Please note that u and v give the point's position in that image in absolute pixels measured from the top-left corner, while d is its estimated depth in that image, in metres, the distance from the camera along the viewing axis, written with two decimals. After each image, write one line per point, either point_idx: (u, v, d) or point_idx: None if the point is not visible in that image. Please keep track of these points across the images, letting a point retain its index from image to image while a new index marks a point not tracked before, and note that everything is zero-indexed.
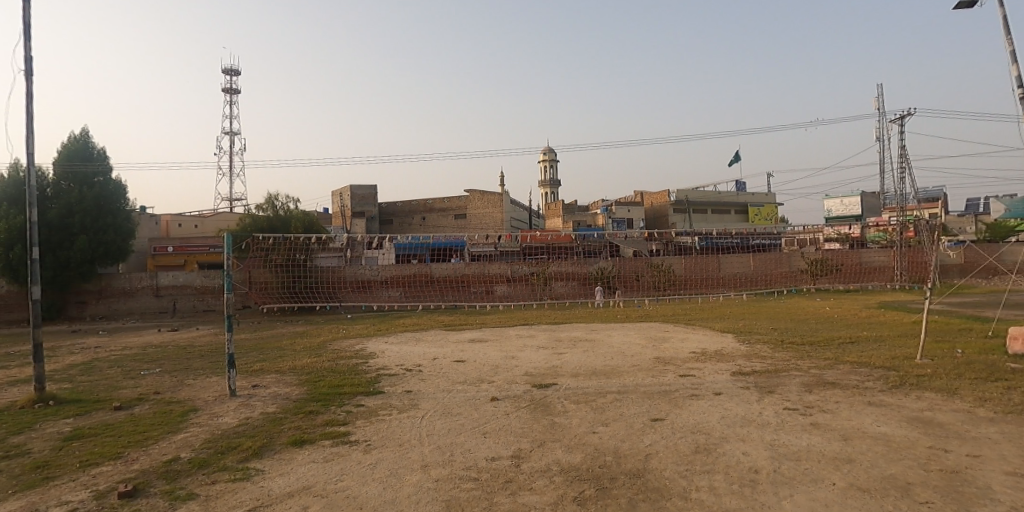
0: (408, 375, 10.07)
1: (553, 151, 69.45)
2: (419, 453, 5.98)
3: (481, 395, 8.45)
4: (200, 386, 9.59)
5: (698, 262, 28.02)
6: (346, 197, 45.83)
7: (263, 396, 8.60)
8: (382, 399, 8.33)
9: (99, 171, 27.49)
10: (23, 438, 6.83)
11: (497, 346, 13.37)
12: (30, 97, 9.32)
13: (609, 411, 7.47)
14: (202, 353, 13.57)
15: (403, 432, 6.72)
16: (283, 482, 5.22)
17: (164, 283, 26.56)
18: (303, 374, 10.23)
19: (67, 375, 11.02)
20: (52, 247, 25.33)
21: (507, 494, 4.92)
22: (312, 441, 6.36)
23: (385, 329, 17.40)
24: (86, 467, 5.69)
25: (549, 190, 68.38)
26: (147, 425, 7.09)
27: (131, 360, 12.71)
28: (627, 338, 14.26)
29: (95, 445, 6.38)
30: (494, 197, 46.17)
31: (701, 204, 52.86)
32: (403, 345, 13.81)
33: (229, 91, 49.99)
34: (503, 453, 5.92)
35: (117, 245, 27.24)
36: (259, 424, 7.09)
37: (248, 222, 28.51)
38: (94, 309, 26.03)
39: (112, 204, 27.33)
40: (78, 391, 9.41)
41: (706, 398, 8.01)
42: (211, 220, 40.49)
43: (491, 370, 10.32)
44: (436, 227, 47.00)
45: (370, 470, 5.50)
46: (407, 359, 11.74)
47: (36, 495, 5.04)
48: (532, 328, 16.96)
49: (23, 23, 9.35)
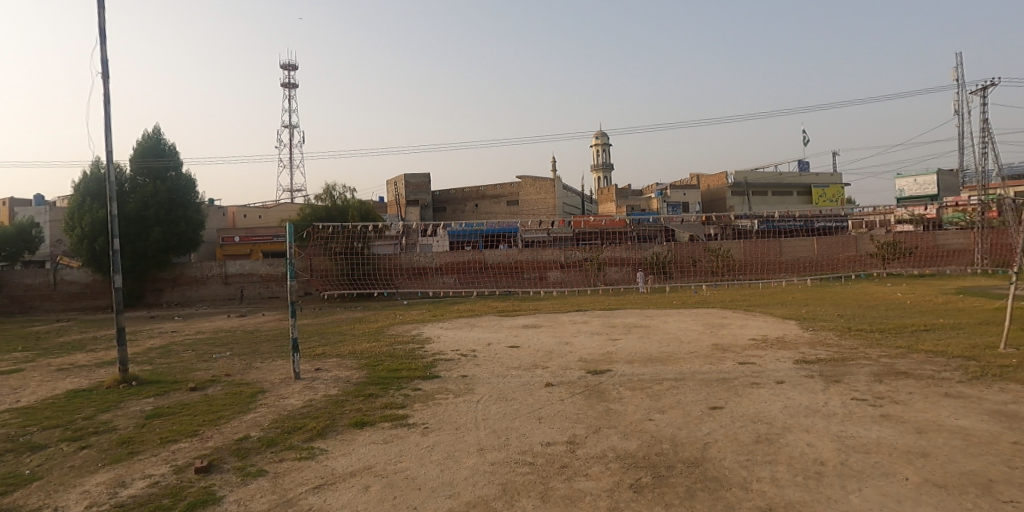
0: (463, 359, 10.22)
1: (606, 136, 68.25)
2: (475, 436, 6.08)
3: (536, 380, 8.47)
4: (267, 368, 10.06)
5: (758, 245, 27.05)
6: (400, 186, 46.63)
7: (326, 379, 8.92)
8: (438, 383, 8.48)
9: (171, 166, 29.09)
10: (110, 415, 7.36)
11: (550, 331, 13.38)
12: (106, 97, 9.89)
13: (665, 399, 7.33)
14: (268, 338, 14.24)
15: (461, 415, 6.84)
16: (345, 462, 5.41)
17: (232, 271, 27.82)
18: (362, 357, 10.57)
19: (149, 358, 11.78)
20: (130, 238, 27.06)
21: (563, 479, 4.93)
22: (372, 423, 6.57)
23: (440, 315, 17.75)
24: (166, 443, 6.07)
25: (602, 174, 67.50)
26: (220, 405, 7.51)
27: (203, 344, 13.47)
28: (683, 324, 13.99)
29: (173, 423, 6.81)
30: (546, 183, 46.05)
31: (761, 186, 50.93)
32: (458, 330, 14.05)
33: (289, 86, 51.41)
34: (559, 439, 5.92)
35: (188, 235, 28.81)
36: (322, 405, 7.36)
37: (309, 212, 29.50)
38: (169, 296, 27.63)
39: (183, 197, 28.91)
40: (158, 372, 10.05)
41: (767, 387, 7.74)
42: (274, 211, 42.25)
43: (545, 356, 10.34)
44: (489, 214, 47.24)
45: (427, 452, 5.63)
46: (462, 344, 11.92)
47: (122, 468, 5.41)
48: (585, 313, 16.89)
49: (98, 30, 9.90)
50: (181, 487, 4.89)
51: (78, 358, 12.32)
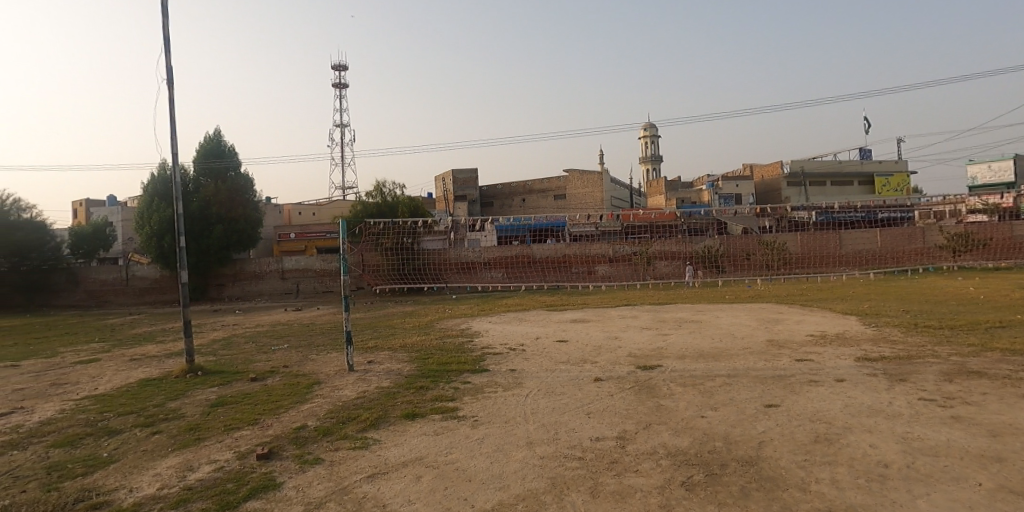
0: (512, 353, 10.27)
1: (655, 127, 66.97)
2: (525, 429, 6.10)
3: (584, 375, 8.42)
4: (322, 361, 10.40)
5: (816, 238, 25.97)
6: (448, 182, 47.18)
7: (378, 371, 9.14)
8: (487, 376, 8.56)
9: (231, 166, 30.35)
10: (179, 403, 7.77)
11: (599, 326, 13.25)
12: (172, 101, 10.41)
13: (718, 396, 7.15)
14: (323, 331, 14.71)
15: (510, 409, 6.87)
16: (398, 452, 5.54)
17: (289, 266, 28.82)
18: (413, 351, 10.78)
19: (213, 349, 12.38)
20: (194, 235, 28.43)
21: (613, 474, 4.89)
22: (423, 415, 6.68)
23: (489, 309, 17.88)
24: (230, 430, 6.37)
25: (650, 167, 66.34)
26: (279, 395, 7.81)
27: (263, 337, 14.05)
28: (737, 319, 13.61)
29: (236, 411, 7.12)
30: (593, 176, 45.62)
31: (819, 175, 48.95)
32: (507, 325, 14.12)
33: (340, 86, 52.72)
34: (608, 434, 5.87)
35: (247, 232, 30.03)
36: (375, 397, 7.55)
37: (360, 208, 30.25)
38: (231, 290, 28.93)
39: (241, 196, 30.16)
40: (221, 363, 10.54)
41: (826, 385, 7.43)
42: (327, 208, 43.51)
43: (594, 351, 10.26)
44: (537, 208, 47.19)
45: (477, 445, 5.69)
46: (511, 338, 11.98)
47: (190, 453, 5.71)
48: (634, 308, 16.66)
49: (163, 40, 10.42)
50: (244, 473, 5.12)
51: (149, 349, 13.07)
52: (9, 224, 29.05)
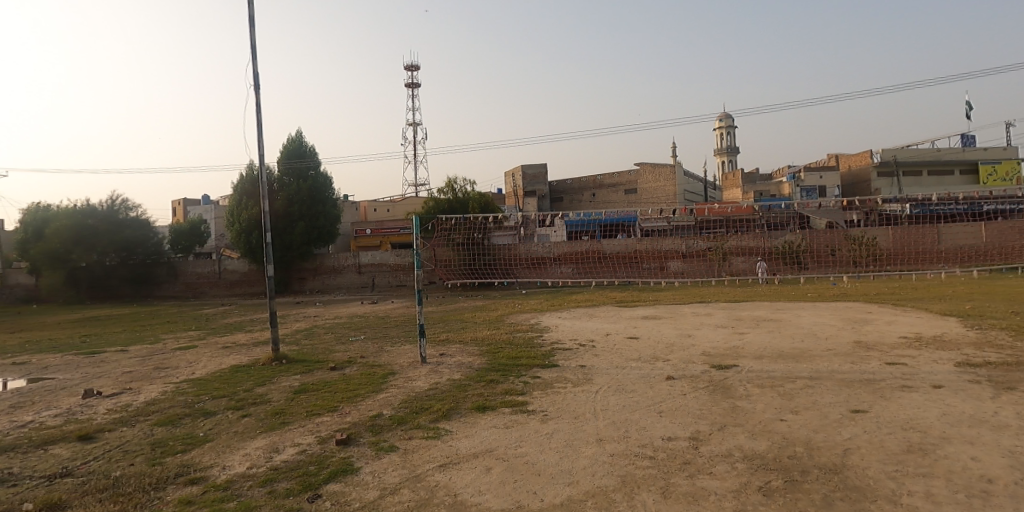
0: (582, 349, 10.22)
1: (731, 117, 64.32)
2: (594, 426, 6.05)
3: (656, 373, 8.25)
4: (397, 352, 10.76)
5: (910, 233, 24.12)
6: (518, 177, 47.44)
7: (450, 364, 9.35)
8: (557, 371, 8.55)
9: (312, 166, 31.85)
10: (266, 388, 8.28)
11: (671, 323, 12.92)
12: (259, 106, 11.05)
13: (799, 399, 6.80)
14: (397, 323, 15.23)
15: (580, 405, 6.84)
16: (468, 443, 5.64)
17: (365, 261, 29.96)
18: (483, 344, 10.95)
19: (296, 339, 13.11)
20: (279, 232, 30.09)
21: (685, 475, 4.76)
22: (494, 408, 6.77)
23: (559, 304, 17.86)
24: (312, 415, 6.72)
25: (726, 159, 63.97)
26: (356, 384, 8.15)
27: (342, 328, 14.74)
28: (820, 318, 12.90)
29: (317, 398, 7.50)
30: (666, 169, 44.48)
31: (913, 164, 45.38)
32: (577, 320, 14.07)
33: (412, 86, 54.10)
34: (680, 434, 5.73)
35: (326, 228, 31.49)
36: (446, 389, 7.73)
37: (432, 204, 30.97)
38: (312, 284, 30.45)
39: (321, 195, 31.61)
40: (304, 352, 11.14)
41: (920, 391, 6.91)
42: (401, 205, 44.87)
43: (666, 348, 10.03)
44: (607, 203, 46.59)
45: (546, 439, 5.70)
46: (581, 334, 11.93)
47: (275, 436, 6.07)
48: (709, 305, 16.13)
49: (251, 48, 11.07)
50: (324, 457, 5.38)
51: (239, 337, 14.01)
52: (117, 222, 32.01)
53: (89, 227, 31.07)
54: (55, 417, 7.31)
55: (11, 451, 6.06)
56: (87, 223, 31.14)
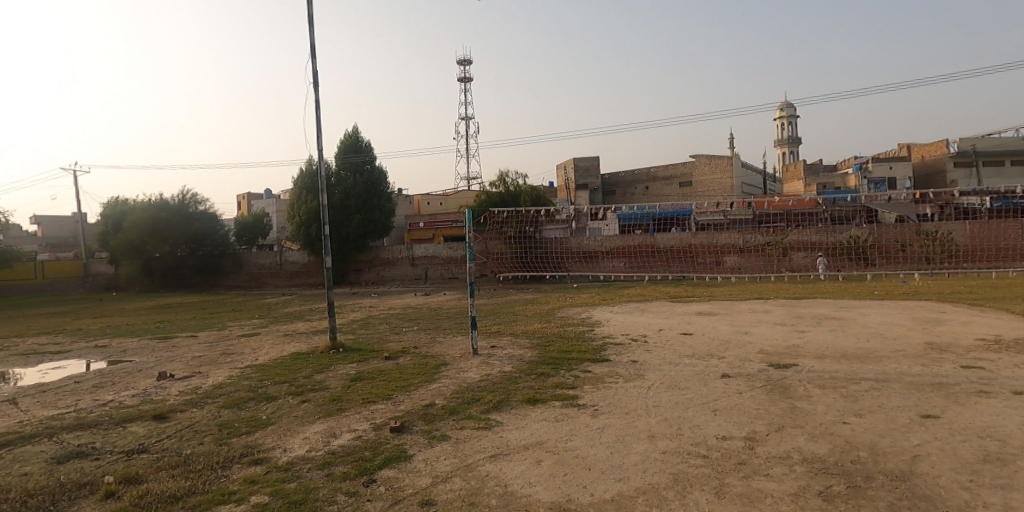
0: (634, 344, 10.10)
1: (792, 106, 61.72)
2: (646, 422, 5.97)
3: (710, 370, 8.05)
4: (449, 343, 10.94)
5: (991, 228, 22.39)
6: (570, 170, 47.13)
7: (501, 356, 9.42)
8: (608, 366, 8.48)
9: (367, 161, 32.66)
10: (324, 375, 8.58)
11: (727, 319, 12.57)
12: (318, 103, 11.40)
13: (864, 401, 6.49)
14: (450, 315, 15.47)
15: (631, 400, 6.76)
16: (519, 435, 5.68)
17: (418, 253, 30.52)
18: (534, 337, 10.99)
19: (353, 329, 13.53)
20: (336, 225, 31.03)
21: (740, 476, 4.64)
22: (544, 401, 6.78)
23: (610, 299, 17.69)
24: (367, 403, 6.92)
25: (787, 150, 61.51)
26: (409, 374, 8.33)
27: (396, 319, 15.10)
28: (887, 318, 12.26)
29: (373, 386, 7.72)
30: (722, 161, 43.21)
31: (995, 154, 42.34)
32: (628, 315, 13.90)
33: (465, 80, 54.56)
34: (736, 434, 5.57)
35: (381, 222, 32.28)
36: (497, 381, 7.79)
37: (484, 198, 31.20)
38: (367, 275, 31.25)
39: (376, 189, 32.40)
40: (360, 342, 11.48)
41: (1000, 398, 6.46)
42: (454, 198, 45.40)
43: (721, 345, 9.78)
44: (661, 196, 45.70)
45: (597, 434, 5.67)
46: (633, 328, 11.77)
47: (333, 421, 6.29)
48: (767, 301, 15.61)
49: (310, 46, 11.41)
50: (379, 443, 5.54)
51: (300, 326, 14.58)
52: (187, 215, 33.79)
53: (162, 220, 32.92)
54: (132, 397, 7.82)
55: (95, 427, 6.53)
56: (160, 216, 33.02)
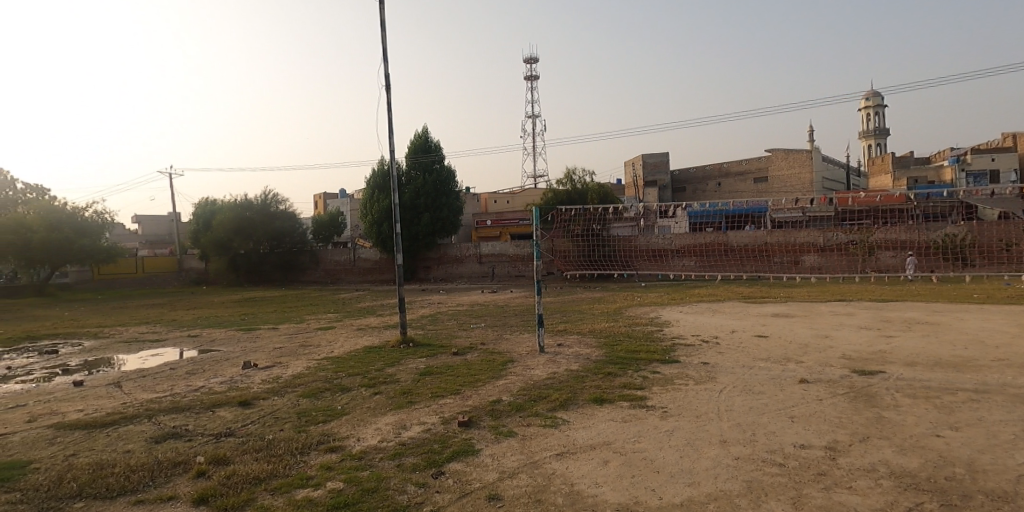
0: (705, 346, 9.81)
1: (880, 95, 57.81)
2: (718, 427, 5.78)
3: (787, 375, 7.69)
4: (515, 340, 11.04)
5: None
6: (638, 167, 46.25)
7: (567, 354, 9.40)
8: (678, 368, 8.28)
9: (436, 160, 33.33)
10: (395, 369, 8.86)
11: (806, 322, 11.96)
12: (389, 105, 11.76)
13: (961, 414, 6.00)
14: (516, 312, 15.58)
15: (703, 403, 6.57)
16: (585, 434, 5.65)
17: (485, 251, 30.87)
18: (601, 336, 10.88)
19: (423, 324, 13.90)
20: (406, 223, 31.94)
21: (820, 488, 4.40)
22: (611, 401, 6.71)
23: (679, 298, 17.26)
24: (436, 397, 7.08)
25: (873, 142, 57.75)
26: (476, 370, 8.46)
27: (463, 315, 15.38)
28: (988, 323, 11.26)
29: (441, 381, 7.90)
30: (801, 155, 41.14)
31: None
32: (699, 315, 13.51)
33: (531, 78, 54.65)
34: (815, 442, 5.30)
35: (449, 220, 32.95)
36: (564, 379, 7.77)
37: (550, 196, 31.18)
38: (436, 272, 31.98)
39: (444, 188, 33.07)
40: (429, 337, 11.77)
41: None
42: (520, 196, 45.63)
43: (799, 349, 9.33)
44: (734, 193, 44.01)
45: (666, 436, 5.54)
46: (703, 329, 11.43)
47: (404, 414, 6.49)
48: (851, 304, 14.73)
49: (382, 49, 11.77)
50: (447, 436, 5.67)
51: (372, 321, 15.13)
52: (269, 214, 35.75)
53: (246, 218, 34.97)
54: (221, 384, 8.38)
55: (188, 410, 7.05)
56: (245, 215, 35.10)
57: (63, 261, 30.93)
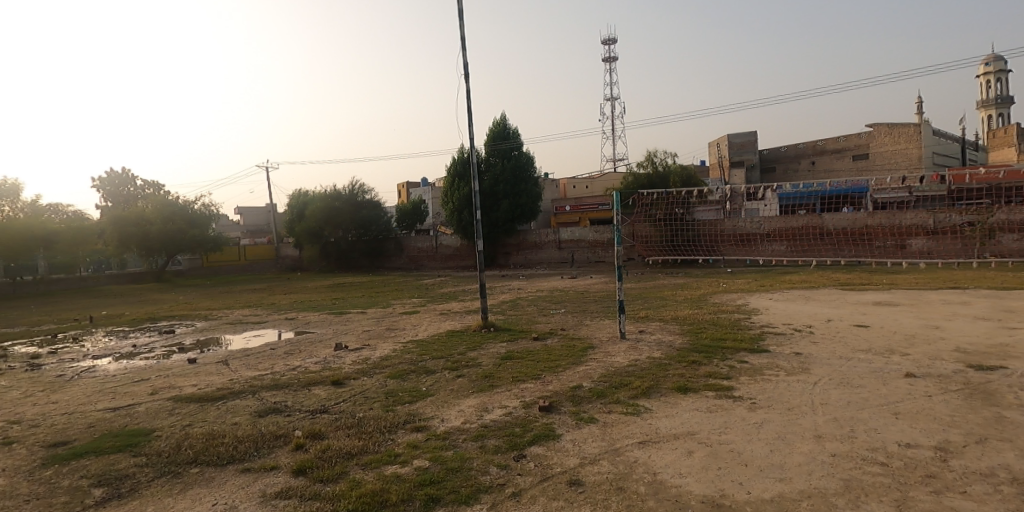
0: (798, 335, 9.30)
1: (1003, 59, 51.82)
2: (812, 421, 5.46)
3: (890, 368, 7.14)
4: (596, 326, 10.94)
5: None
6: (724, 147, 44.23)
7: (649, 341, 9.22)
8: (768, 358, 7.89)
9: (515, 146, 33.45)
10: (477, 353, 9.04)
11: (913, 311, 11.02)
12: (468, 94, 11.90)
13: None
14: (596, 298, 15.45)
15: (795, 396, 6.23)
16: (669, 424, 5.52)
17: (565, 237, 30.73)
18: (685, 323, 10.56)
19: (503, 309, 14.09)
20: (486, 209, 32.42)
21: (928, 491, 4.07)
22: (696, 390, 6.51)
23: (770, 284, 16.44)
24: (517, 382, 7.16)
25: (995, 112, 51.96)
26: (557, 355, 8.47)
27: (544, 301, 15.43)
28: None
29: (522, 366, 7.98)
30: (907, 129, 37.79)
31: None
32: (791, 302, 12.80)
33: (609, 59, 53.42)
34: (924, 442, 4.89)
35: (529, 206, 33.08)
36: (646, 367, 7.62)
37: (631, 180, 30.53)
38: (516, 258, 32.30)
39: (524, 173, 33.16)
40: (510, 322, 11.92)
41: None
42: (600, 181, 44.96)
43: (905, 340, 8.63)
44: (830, 171, 41.15)
45: (755, 429, 5.31)
46: (796, 318, 10.83)
47: (485, 397, 6.61)
48: (966, 292, 13.41)
49: (460, 39, 11.90)
50: (529, 420, 5.72)
51: (454, 306, 15.51)
52: (357, 203, 37.38)
53: (336, 208, 36.75)
54: (316, 364, 8.91)
55: (287, 388, 7.56)
56: (334, 205, 36.88)
57: (177, 249, 33.85)
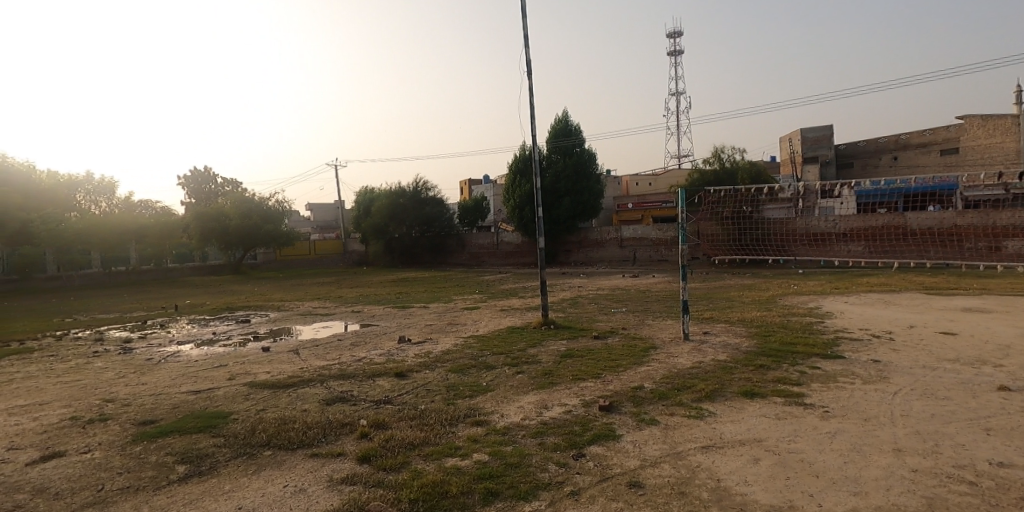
0: (876, 341, 8.78)
1: None
2: (891, 433, 5.15)
3: (981, 380, 6.62)
4: (658, 326, 10.72)
5: None
6: (796, 142, 42.25)
7: (714, 343, 8.95)
8: (843, 364, 7.49)
9: (577, 143, 33.20)
10: (537, 350, 9.06)
11: (1008, 319, 10.16)
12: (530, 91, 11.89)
13: None
14: (658, 298, 15.13)
15: (872, 405, 5.90)
16: (734, 429, 5.34)
17: (627, 235, 30.23)
18: (753, 326, 10.17)
19: (563, 307, 14.04)
20: (548, 207, 32.40)
21: None
22: (764, 395, 6.28)
23: (845, 287, 15.59)
24: (576, 380, 7.13)
25: None
26: (618, 355, 8.37)
27: (605, 299, 15.26)
28: None
29: (582, 364, 7.93)
30: (1004, 121, 34.81)
31: None
32: (869, 306, 12.09)
33: (675, 53, 52.09)
34: (1019, 461, 4.51)
35: (590, 203, 32.80)
36: (711, 369, 7.40)
37: (697, 177, 29.68)
38: (576, 256, 32.14)
39: (585, 170, 32.86)
40: (570, 320, 11.87)
41: None
42: (663, 178, 43.98)
43: (999, 350, 7.97)
44: (915, 167, 38.58)
45: (828, 438, 5.06)
46: (874, 323, 10.22)
47: (545, 395, 6.61)
48: None
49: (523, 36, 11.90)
50: (588, 419, 5.68)
51: (514, 302, 15.59)
52: (420, 200, 38.19)
53: (400, 205, 37.68)
54: (380, 356, 9.19)
55: (353, 378, 7.83)
56: (398, 201, 37.82)
57: (253, 243, 35.71)
